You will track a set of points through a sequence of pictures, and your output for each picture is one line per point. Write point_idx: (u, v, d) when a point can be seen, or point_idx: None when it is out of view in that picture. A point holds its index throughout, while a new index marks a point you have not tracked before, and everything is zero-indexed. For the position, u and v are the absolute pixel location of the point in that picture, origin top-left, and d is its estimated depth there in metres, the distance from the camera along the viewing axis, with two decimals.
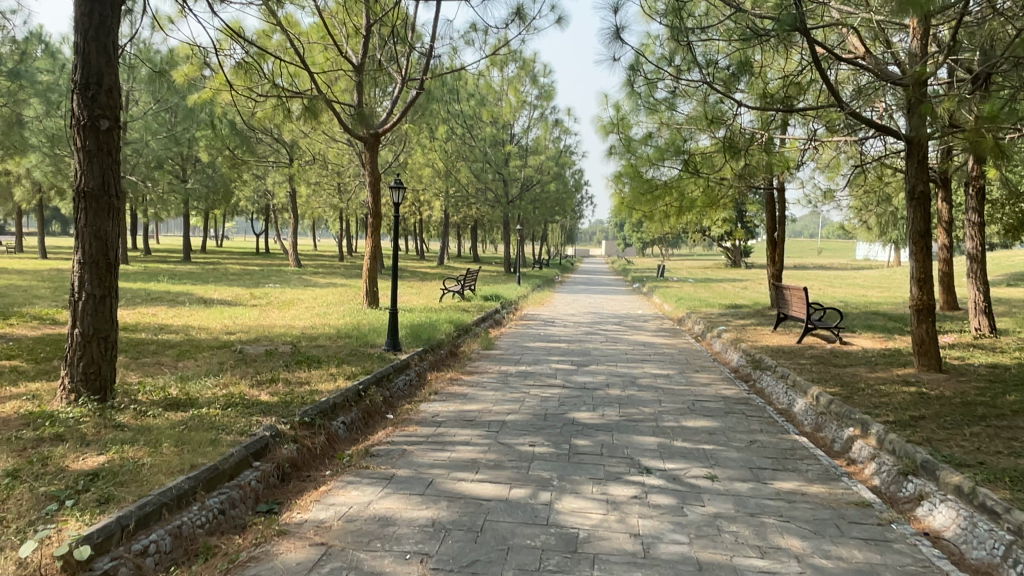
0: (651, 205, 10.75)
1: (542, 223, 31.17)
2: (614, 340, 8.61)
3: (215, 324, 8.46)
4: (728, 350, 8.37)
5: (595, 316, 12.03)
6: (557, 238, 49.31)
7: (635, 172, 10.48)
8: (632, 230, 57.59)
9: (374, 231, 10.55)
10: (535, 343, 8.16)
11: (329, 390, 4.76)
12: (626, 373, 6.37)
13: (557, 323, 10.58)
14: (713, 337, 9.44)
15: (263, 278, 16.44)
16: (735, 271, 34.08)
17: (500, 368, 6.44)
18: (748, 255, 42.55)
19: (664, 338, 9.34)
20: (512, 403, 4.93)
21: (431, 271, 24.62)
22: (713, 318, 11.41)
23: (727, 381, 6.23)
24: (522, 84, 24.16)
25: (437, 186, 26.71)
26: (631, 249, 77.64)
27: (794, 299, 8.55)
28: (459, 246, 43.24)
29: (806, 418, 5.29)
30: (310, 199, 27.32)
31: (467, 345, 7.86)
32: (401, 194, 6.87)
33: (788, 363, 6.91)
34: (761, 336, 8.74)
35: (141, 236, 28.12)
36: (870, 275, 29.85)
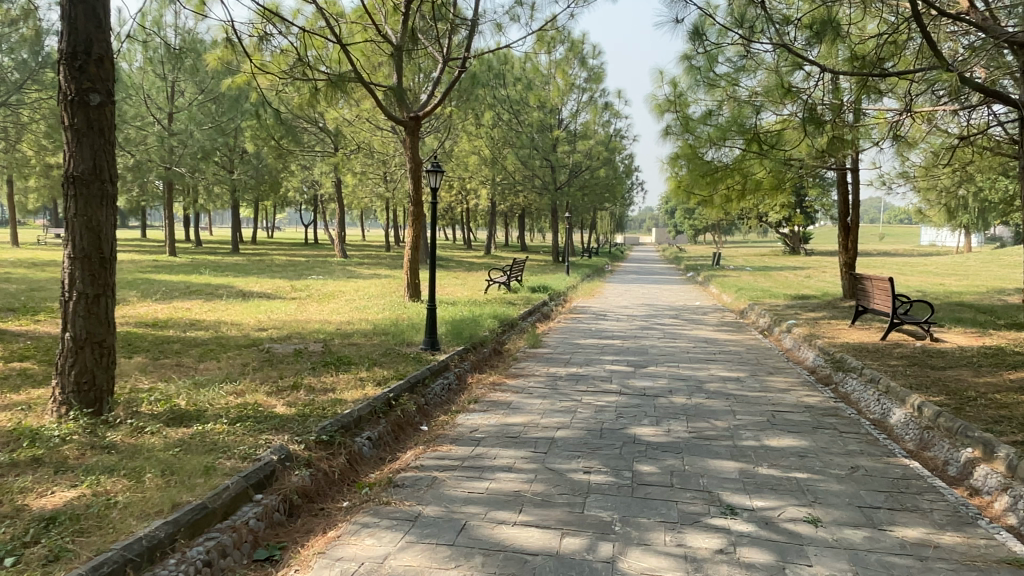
0: (708, 187, 10.17)
1: (591, 210, 30.34)
2: (673, 337, 7.88)
3: (248, 320, 8.05)
4: (802, 348, 7.57)
5: (649, 308, 11.28)
6: (607, 225, 48.33)
7: (691, 154, 9.89)
8: (684, 217, 56.05)
9: (414, 220, 9.99)
10: (586, 340, 7.51)
11: (354, 399, 4.21)
12: (691, 376, 5.66)
13: (610, 317, 9.89)
14: (782, 331, 8.63)
15: (306, 269, 16.14)
16: (795, 258, 32.68)
17: (549, 369, 5.80)
18: (807, 241, 40.85)
19: (727, 333, 8.56)
20: (562, 414, 4.29)
21: (478, 261, 24.13)
22: (779, 310, 10.54)
23: (808, 387, 5.47)
24: (570, 66, 23.37)
25: (484, 174, 26.13)
26: (682, 236, 75.83)
27: (876, 291, 7.68)
28: (507, 235, 42.66)
29: (908, 433, 4.49)
30: (356, 188, 27.09)
31: (514, 343, 7.25)
32: (438, 178, 6.32)
33: (876, 364, 6.10)
34: (838, 331, 7.90)
35: (192, 228, 28.37)
36: (943, 261, 28.16)
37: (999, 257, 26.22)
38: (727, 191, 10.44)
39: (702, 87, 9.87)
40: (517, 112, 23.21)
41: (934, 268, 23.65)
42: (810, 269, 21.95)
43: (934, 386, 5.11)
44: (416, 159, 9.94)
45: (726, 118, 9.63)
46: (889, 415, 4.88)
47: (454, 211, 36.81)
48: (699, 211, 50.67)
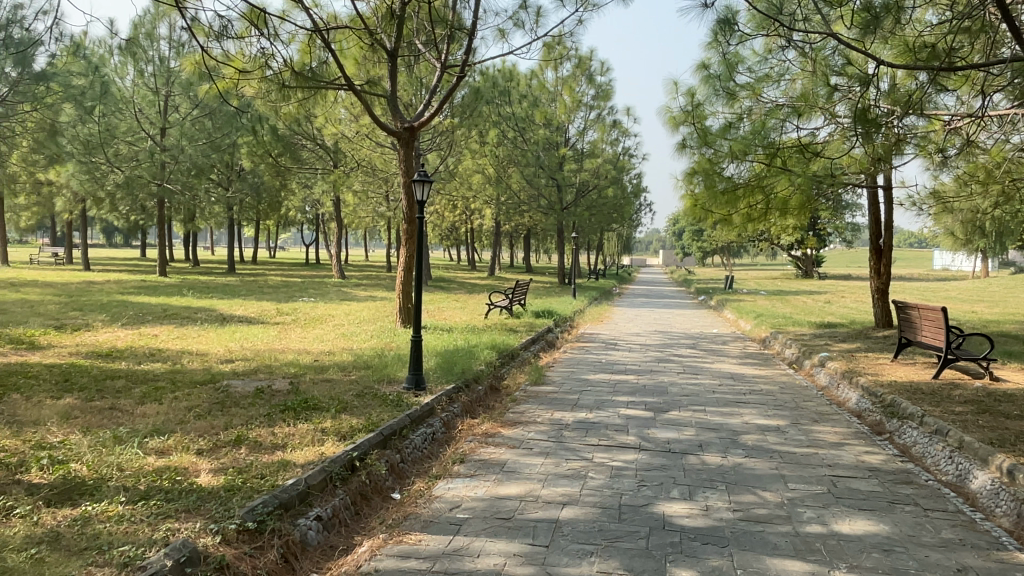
0: (727, 205, 9.45)
1: (599, 231, 29.52)
2: (694, 372, 6.97)
3: (216, 350, 7.20)
4: (841, 387, 6.66)
5: (663, 336, 10.39)
6: (614, 246, 47.54)
7: (707, 171, 9.18)
8: (693, 237, 55.20)
9: (408, 239, 9.13)
10: (595, 376, 6.63)
11: (306, 462, 3.34)
12: (722, 426, 4.75)
13: (621, 346, 9.01)
14: (815, 365, 7.76)
15: (299, 291, 15.34)
16: (808, 282, 31.68)
17: (553, 415, 4.90)
18: (820, 264, 39.81)
19: (753, 367, 7.65)
20: (569, 482, 3.40)
21: (482, 283, 23.31)
22: (806, 339, 9.64)
23: (863, 440, 4.56)
24: (577, 83, 22.74)
25: (488, 194, 25.37)
26: (690, 258, 74.73)
27: (924, 321, 6.78)
28: (513, 256, 41.83)
29: (1000, 505, 3.57)
30: (356, 207, 26.41)
31: (513, 379, 6.37)
32: (428, 190, 5.44)
33: (937, 409, 5.17)
34: (881, 367, 6.99)
35: (189, 247, 27.70)
36: (964, 287, 27.13)
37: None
38: (749, 209, 9.69)
39: (720, 99, 9.14)
40: (523, 130, 22.53)
41: (956, 294, 22.64)
42: (828, 293, 21.00)
43: (1021, 442, 4.19)
44: (410, 173, 9.10)
45: (747, 132, 8.89)
46: (967, 478, 3.98)
47: (459, 231, 36.05)
48: (709, 232, 49.84)
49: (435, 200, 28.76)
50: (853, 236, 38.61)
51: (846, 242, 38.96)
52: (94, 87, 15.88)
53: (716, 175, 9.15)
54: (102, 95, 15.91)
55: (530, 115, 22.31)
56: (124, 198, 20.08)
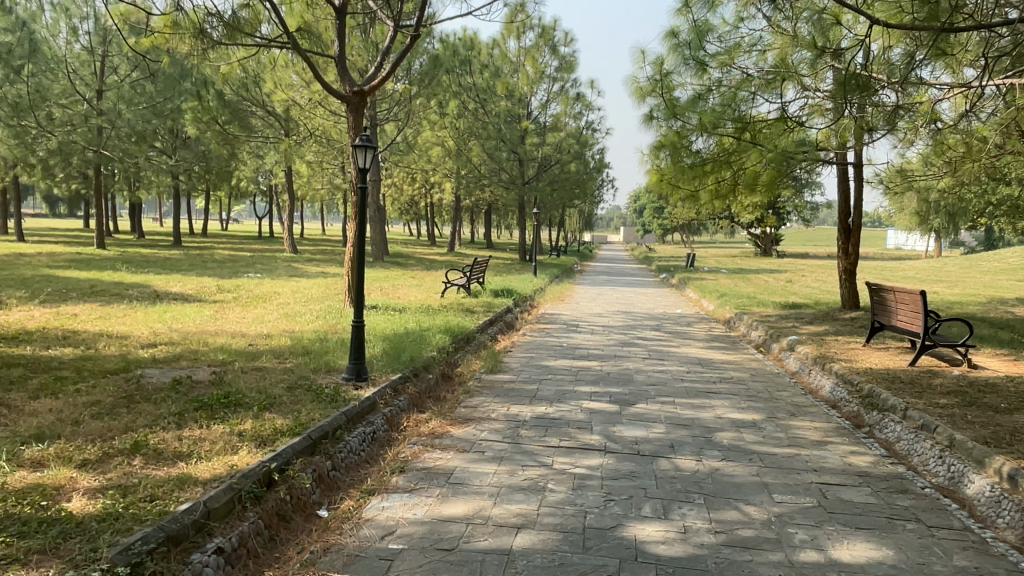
0: (694, 179, 9.30)
1: (560, 206, 29.06)
2: (660, 358, 6.55)
3: (141, 332, 6.52)
4: (813, 374, 6.33)
5: (626, 317, 9.98)
6: (575, 223, 47.17)
7: (674, 145, 8.93)
8: (654, 214, 55.20)
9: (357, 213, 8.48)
10: (556, 362, 6.17)
11: (212, 478, 2.79)
12: (694, 422, 4.32)
13: (583, 328, 8.58)
14: (783, 349, 7.45)
15: (245, 266, 14.53)
16: (767, 261, 31.76)
17: (509, 409, 4.42)
18: (778, 243, 40.07)
19: (721, 351, 7.29)
20: (525, 497, 2.92)
21: (441, 259, 22.72)
22: (772, 321, 9.34)
23: (847, 438, 4.18)
24: (540, 54, 22.09)
25: (448, 166, 24.64)
26: (651, 235, 74.90)
27: (900, 305, 6.46)
28: (473, 232, 41.15)
29: (1002, 515, 3.21)
30: (310, 178, 25.41)
31: (467, 366, 5.87)
32: (369, 157, 4.70)
33: (919, 401, 4.84)
34: (853, 353, 6.69)
35: (133, 218, 26.38)
36: (919, 267, 27.43)
37: (978, 262, 25.56)
38: (717, 184, 9.56)
39: (688, 69, 8.76)
40: (484, 101, 21.86)
41: (912, 273, 22.85)
42: (788, 272, 20.92)
43: (1017, 441, 3.85)
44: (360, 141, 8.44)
45: (716, 105, 8.56)
46: (961, 482, 3.62)
47: (417, 205, 35.22)
48: (669, 210, 49.83)
49: (393, 172, 27.90)
50: (810, 215, 38.90)
51: (804, 221, 39.25)
52: (21, 44, 14.69)
53: (682, 150, 8.95)
54: (31, 53, 14.75)
55: (491, 86, 21.65)
56: (59, 165, 18.88)
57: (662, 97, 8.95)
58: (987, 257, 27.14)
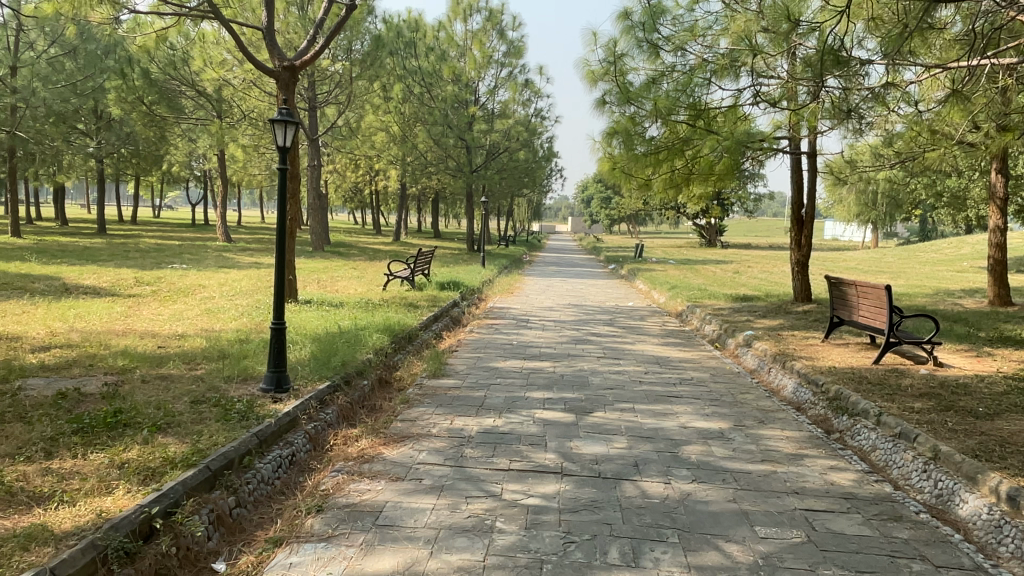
0: (648, 169, 9.01)
1: (508, 195, 28.53)
2: (615, 357, 6.13)
3: (36, 332, 5.77)
4: (773, 373, 6.01)
5: (577, 310, 9.55)
6: (523, 212, 46.73)
7: (627, 132, 8.62)
8: (601, 204, 55.17)
9: (290, 200, 7.85)
10: (505, 363, 5.67)
11: (75, 531, 2.22)
12: (658, 434, 3.88)
13: (533, 324, 8.09)
14: (739, 345, 7.12)
15: (171, 256, 13.58)
16: (713, 252, 31.81)
17: (453, 422, 3.90)
18: (723, 233, 40.40)
19: (678, 348, 6.91)
20: (469, 543, 2.42)
21: (385, 249, 21.97)
22: (727, 315, 9.04)
23: (824, 450, 3.81)
24: (487, 38, 21.48)
25: (392, 153, 23.83)
26: (597, 225, 75.00)
27: (862, 300, 6.19)
28: (420, 221, 40.30)
29: (1003, 543, 2.86)
30: (247, 164, 24.27)
31: (406, 368, 5.34)
32: (290, 134, 4.08)
33: (892, 405, 4.53)
34: (814, 350, 6.39)
35: (54, 204, 24.78)
36: (860, 257, 27.88)
37: (916, 254, 26.05)
38: (670, 172, 9.28)
39: (642, 52, 8.44)
40: (430, 86, 21.21)
41: (854, 264, 23.12)
42: (736, 263, 20.88)
43: (1008, 456, 3.53)
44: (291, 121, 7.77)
45: (671, 91, 8.27)
46: (952, 502, 3.28)
47: (361, 193, 34.22)
48: (616, 199, 49.82)
49: (335, 159, 26.91)
50: (754, 207, 39.31)
51: (748, 212, 39.66)
52: None
53: (634, 138, 8.66)
54: None
55: (437, 70, 21.00)
56: None
57: (614, 82, 8.60)
58: (925, 248, 27.74)
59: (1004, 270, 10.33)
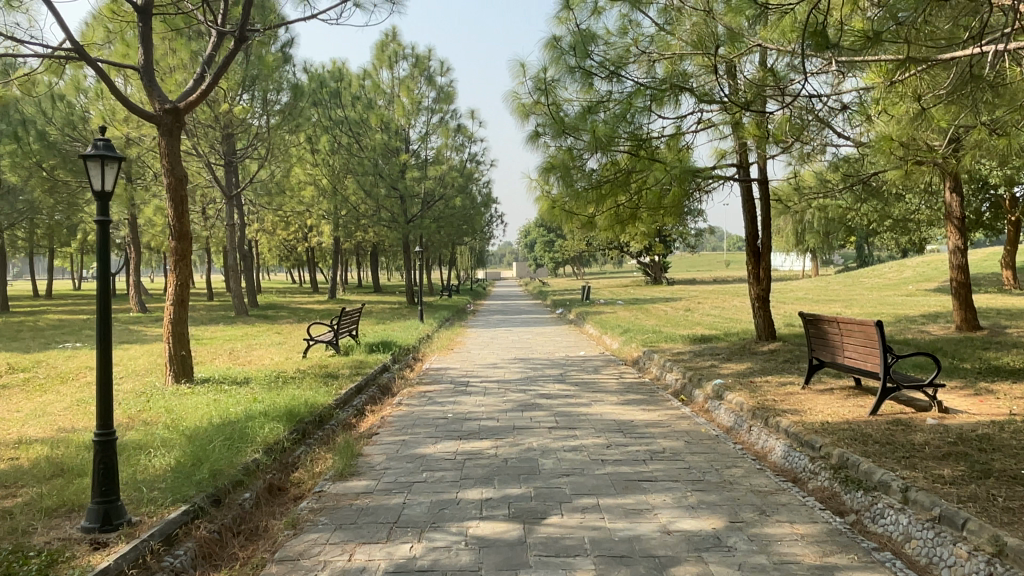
0: (592, 205, 8.42)
1: (448, 243, 27.62)
2: (569, 426, 5.12)
3: None
4: (754, 431, 5.12)
5: (523, 366, 8.56)
6: (467, 261, 45.89)
7: (565, 167, 7.96)
8: (544, 248, 54.76)
9: (179, 261, 6.74)
10: (437, 446, 4.60)
11: None
12: (636, 549, 2.88)
13: (474, 386, 7.05)
14: (708, 398, 6.25)
15: (68, 333, 12.11)
16: (658, 289, 31.40)
17: (353, 558, 2.80)
18: (667, 270, 40.18)
19: (642, 407, 5.95)
20: None
21: (319, 308, 20.67)
22: (687, 360, 8.19)
23: (854, 555, 2.86)
24: (415, 84, 20.80)
25: (322, 207, 22.75)
26: (543, 270, 74.64)
27: (846, 339, 5.37)
28: (360, 276, 39.02)
29: None
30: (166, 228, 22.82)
31: (311, 466, 4.24)
32: (113, 176, 3.00)
33: (915, 474, 3.65)
34: (797, 400, 5.53)
35: None
36: (807, 286, 27.76)
37: (859, 279, 26.02)
38: (614, 208, 8.69)
39: (574, 79, 7.77)
40: (358, 135, 20.34)
41: (802, 294, 22.80)
42: (685, 301, 20.30)
43: None
44: (177, 172, 6.73)
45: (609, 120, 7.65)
46: None
47: (296, 251, 32.83)
48: (560, 241, 49.43)
49: (264, 216, 25.64)
50: (695, 242, 39.29)
51: (690, 247, 39.62)
52: None
53: (572, 172, 8.04)
54: None
55: (365, 119, 20.18)
56: None
57: (548, 113, 7.91)
58: (868, 273, 27.80)
59: (968, 292, 9.83)
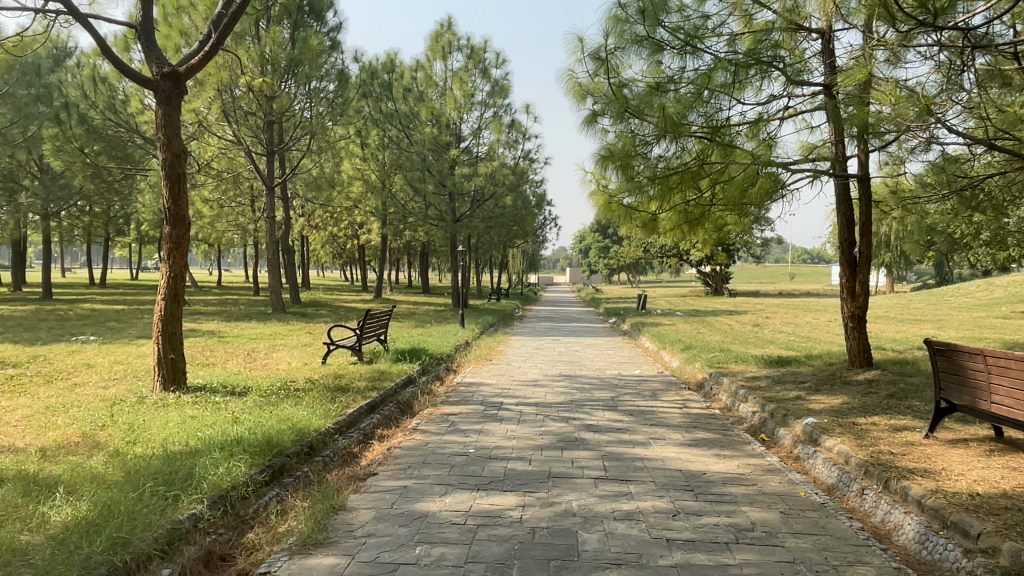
0: (655, 201, 7.24)
1: (498, 245, 26.59)
2: (621, 477, 3.92)
3: None
4: (870, 497, 3.86)
5: (568, 385, 7.36)
6: (520, 264, 44.78)
7: (627, 155, 6.81)
8: (600, 254, 53.32)
9: (173, 251, 5.83)
10: (443, 502, 3.46)
11: None
12: None
13: (507, 411, 5.92)
14: (798, 443, 5.02)
15: (90, 325, 11.47)
16: (720, 301, 29.69)
17: None
18: (729, 281, 38.32)
19: (716, 450, 4.72)
20: None
21: (361, 307, 19.85)
22: (764, 388, 6.88)
23: None
24: (468, 76, 19.81)
25: (369, 203, 22.00)
26: (597, 276, 73.01)
27: (997, 379, 4.03)
28: (410, 275, 38.33)
29: None
30: (213, 220, 22.39)
31: (276, 520, 3.19)
32: None
33: None
34: (926, 458, 4.21)
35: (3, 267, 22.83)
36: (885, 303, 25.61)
37: (944, 298, 23.85)
38: (683, 206, 7.50)
39: (642, 53, 6.66)
40: (408, 129, 19.48)
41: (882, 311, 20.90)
42: (751, 314, 18.72)
43: None
44: (174, 146, 5.82)
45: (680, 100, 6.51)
46: None
47: (346, 248, 32.29)
48: (617, 247, 47.92)
49: (312, 212, 25.10)
50: (760, 252, 37.30)
51: (754, 257, 37.68)
52: None
53: (635, 162, 6.88)
54: None
55: (415, 111, 19.32)
56: None
57: (610, 90, 6.79)
58: (952, 292, 25.54)
59: None
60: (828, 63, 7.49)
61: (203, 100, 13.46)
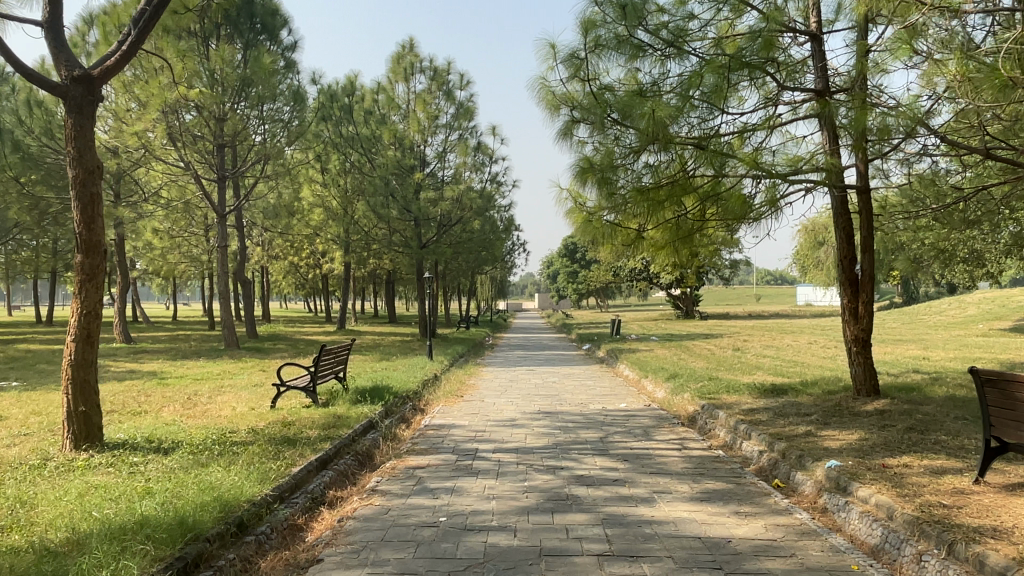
0: (640, 217, 6.57)
1: (466, 272, 25.84)
2: (630, 552, 3.16)
3: None
4: (931, 566, 3.14)
5: (550, 425, 6.58)
6: (488, 292, 44.00)
7: (608, 168, 6.15)
8: (568, 279, 52.81)
9: (85, 283, 4.97)
10: None
11: None
12: None
13: (483, 461, 5.11)
14: (824, 492, 4.29)
15: (17, 368, 10.38)
16: (692, 324, 29.27)
17: None
18: (699, 304, 37.98)
19: (734, 506, 3.98)
20: None
21: (323, 340, 18.87)
22: (767, 423, 6.19)
23: None
24: (432, 99, 19.17)
25: (329, 231, 21.10)
26: (566, 302, 72.51)
27: None
28: (375, 305, 37.31)
29: None
30: (165, 252, 21.25)
31: None
32: None
33: None
34: (989, 513, 3.51)
35: None
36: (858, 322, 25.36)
37: (918, 317, 23.63)
38: (671, 222, 6.84)
39: (621, 56, 6.03)
40: (370, 152, 18.73)
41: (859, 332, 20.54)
42: (729, 338, 18.20)
43: None
44: (87, 161, 5.00)
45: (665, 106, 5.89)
46: None
47: (308, 279, 31.20)
48: (586, 272, 47.45)
49: (272, 241, 24.09)
50: (730, 275, 37.05)
51: (724, 279, 37.46)
52: None
53: (617, 175, 6.24)
54: None
55: (377, 135, 18.61)
56: None
57: (588, 97, 6.15)
58: (925, 310, 25.38)
59: None
60: (819, 68, 6.96)
61: (147, 123, 12.59)
